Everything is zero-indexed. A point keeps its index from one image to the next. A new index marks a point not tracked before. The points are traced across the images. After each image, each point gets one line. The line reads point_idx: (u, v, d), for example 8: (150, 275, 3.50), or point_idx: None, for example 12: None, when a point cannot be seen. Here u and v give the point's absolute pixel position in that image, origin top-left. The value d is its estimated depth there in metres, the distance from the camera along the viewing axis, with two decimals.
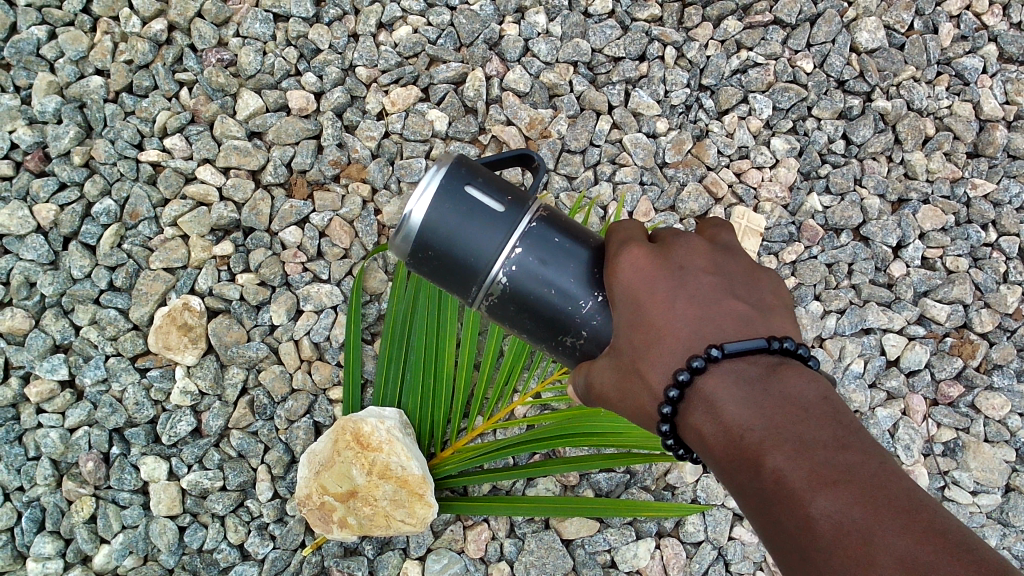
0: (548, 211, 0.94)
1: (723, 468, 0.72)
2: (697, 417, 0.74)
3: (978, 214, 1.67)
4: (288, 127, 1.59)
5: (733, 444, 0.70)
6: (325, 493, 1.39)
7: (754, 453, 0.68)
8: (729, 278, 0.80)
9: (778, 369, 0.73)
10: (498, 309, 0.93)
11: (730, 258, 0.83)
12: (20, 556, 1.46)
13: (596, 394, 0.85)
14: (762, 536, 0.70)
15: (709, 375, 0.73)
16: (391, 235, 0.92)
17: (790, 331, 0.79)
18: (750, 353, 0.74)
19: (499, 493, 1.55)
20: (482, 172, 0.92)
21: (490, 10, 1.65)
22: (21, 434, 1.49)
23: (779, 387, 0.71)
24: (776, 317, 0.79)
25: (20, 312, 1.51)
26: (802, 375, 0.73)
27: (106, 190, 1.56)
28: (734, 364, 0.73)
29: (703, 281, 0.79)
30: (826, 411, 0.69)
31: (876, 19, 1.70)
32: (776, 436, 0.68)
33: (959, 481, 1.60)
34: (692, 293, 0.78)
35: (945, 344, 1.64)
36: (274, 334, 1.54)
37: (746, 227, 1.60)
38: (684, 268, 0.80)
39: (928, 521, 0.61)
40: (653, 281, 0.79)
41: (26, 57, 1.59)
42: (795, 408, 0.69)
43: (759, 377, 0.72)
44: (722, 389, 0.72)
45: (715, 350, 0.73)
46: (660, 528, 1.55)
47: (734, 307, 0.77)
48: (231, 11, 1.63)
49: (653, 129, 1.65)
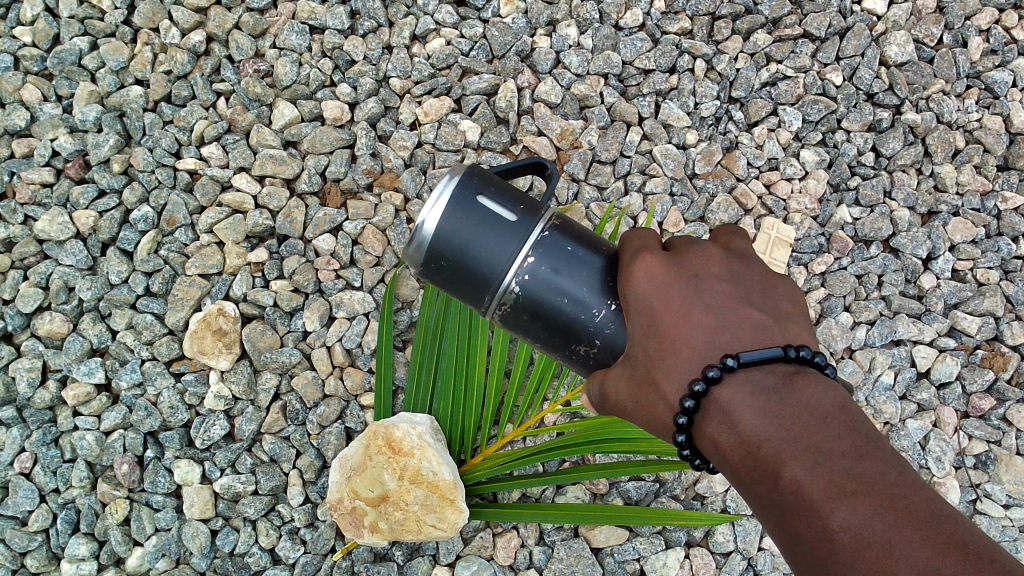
0: (562, 221, 0.95)
1: (741, 479, 0.71)
2: (713, 427, 0.73)
3: (1008, 227, 1.68)
4: (323, 137, 1.61)
5: (749, 454, 0.70)
6: (357, 497, 1.40)
7: (771, 464, 0.68)
8: (744, 286, 0.81)
9: (796, 377, 0.72)
10: (511, 318, 0.94)
11: (744, 266, 0.83)
12: (55, 557, 1.48)
13: (611, 404, 0.85)
14: (782, 548, 0.69)
15: (724, 385, 0.73)
16: (404, 245, 0.93)
17: (807, 340, 0.78)
18: (766, 361, 0.73)
19: (529, 500, 1.55)
20: (494, 182, 0.93)
21: (522, 23, 1.68)
22: (58, 436, 1.51)
23: (796, 395, 0.70)
24: (793, 326, 0.79)
25: (58, 317, 1.53)
26: (820, 383, 0.72)
27: (144, 197, 1.58)
28: (752, 373, 0.72)
29: (718, 289, 0.79)
30: (845, 419, 0.68)
31: (905, 33, 1.71)
32: (794, 447, 0.67)
33: (992, 495, 1.58)
34: (707, 302, 0.78)
35: (976, 356, 1.63)
36: (307, 340, 1.56)
37: (775, 238, 1.61)
38: (698, 277, 0.80)
39: (951, 532, 0.60)
40: (668, 290, 0.80)
41: (68, 67, 1.63)
42: (813, 416, 0.69)
43: (776, 385, 0.71)
44: (738, 398, 0.72)
45: (730, 359, 0.72)
46: (689, 537, 1.55)
47: (749, 315, 0.77)
48: (269, 24, 1.67)
49: (683, 141, 1.67)
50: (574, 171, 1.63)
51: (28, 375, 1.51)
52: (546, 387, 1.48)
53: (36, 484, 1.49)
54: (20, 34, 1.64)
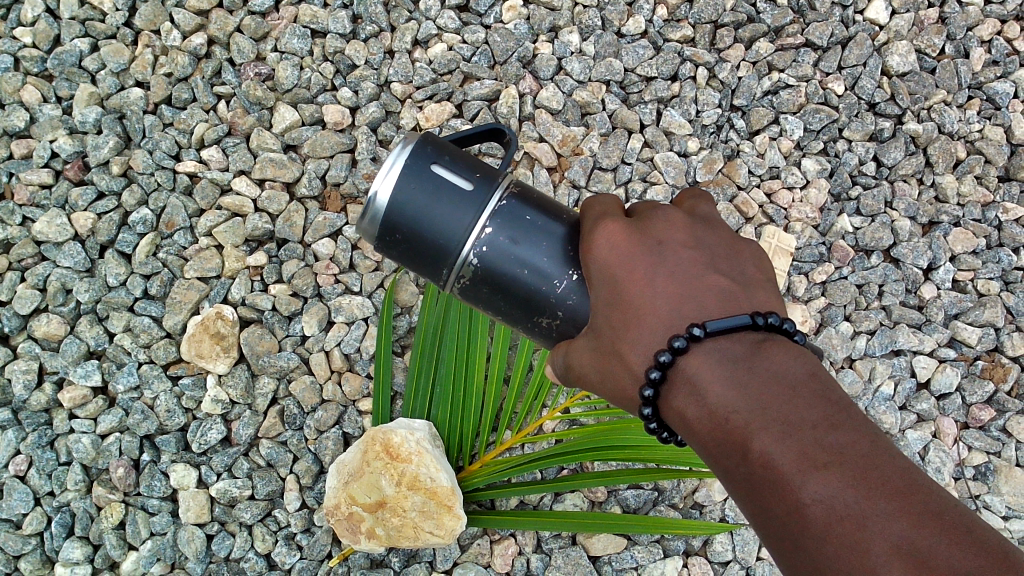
0: (520, 189, 0.94)
1: (710, 453, 0.71)
2: (681, 400, 0.73)
3: (1009, 238, 1.67)
4: (323, 141, 1.61)
5: (719, 427, 0.69)
6: (354, 503, 1.39)
7: (740, 436, 0.68)
8: (710, 252, 0.79)
9: (764, 345, 0.72)
10: (470, 291, 0.93)
11: (709, 230, 0.82)
12: (49, 561, 1.47)
13: (575, 374, 0.84)
14: (751, 521, 0.69)
15: (691, 355, 0.72)
16: (358, 218, 0.92)
17: (774, 305, 0.78)
18: (734, 330, 0.72)
19: (527, 507, 1.55)
20: (448, 150, 0.92)
21: (524, 29, 1.68)
22: (53, 439, 1.50)
23: (764, 364, 0.70)
24: (759, 291, 0.79)
25: (55, 318, 1.53)
26: (788, 352, 0.72)
27: (143, 200, 1.58)
28: (719, 343, 0.72)
29: (682, 256, 0.78)
30: (814, 389, 0.68)
31: (907, 43, 1.71)
32: (762, 418, 0.67)
33: (991, 506, 1.57)
34: (672, 269, 0.77)
35: (976, 367, 1.63)
36: (306, 344, 1.55)
37: (776, 247, 1.61)
38: (662, 244, 0.79)
39: (923, 501, 0.61)
40: (631, 256, 0.79)
41: (69, 69, 1.63)
42: (782, 386, 0.69)
43: (744, 355, 0.71)
44: (705, 370, 0.71)
45: (697, 329, 0.72)
46: (687, 546, 1.54)
47: (715, 282, 0.76)
48: (270, 27, 1.66)
49: (684, 149, 1.66)
50: (576, 178, 1.62)
51: (24, 377, 1.51)
52: (545, 394, 1.48)
53: (31, 487, 1.48)
54: (21, 35, 1.64)
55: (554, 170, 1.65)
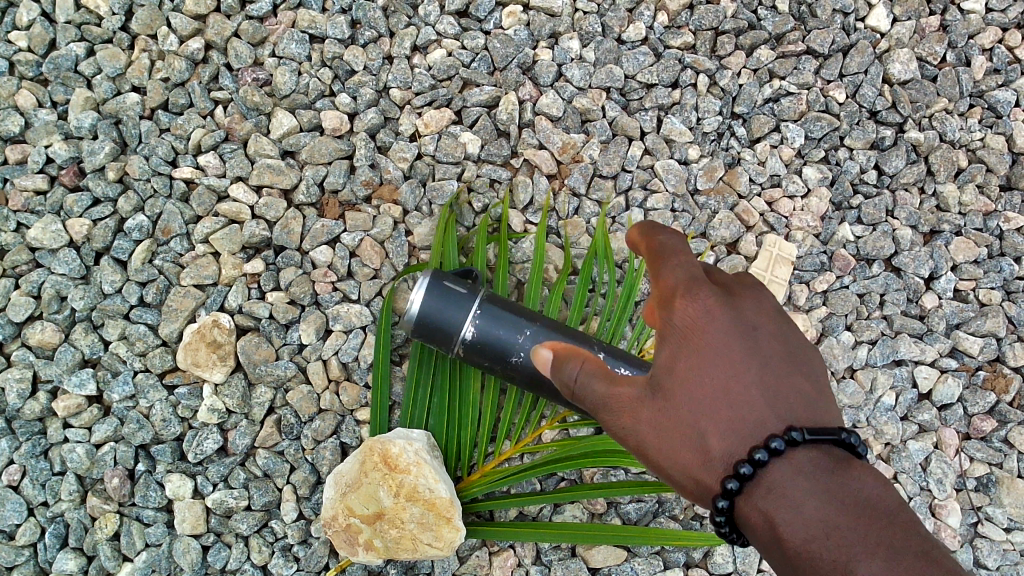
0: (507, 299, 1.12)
1: (796, 563, 0.76)
2: (765, 504, 0.80)
3: (1010, 247, 1.66)
4: (322, 147, 1.59)
5: (810, 538, 0.76)
6: (352, 515, 1.38)
7: (839, 559, 0.73)
8: (789, 349, 0.89)
9: (850, 463, 0.80)
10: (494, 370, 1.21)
11: (788, 331, 0.91)
12: (42, 572, 1.46)
13: (637, 448, 0.89)
14: None
15: (788, 457, 0.80)
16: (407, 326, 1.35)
17: (840, 415, 0.87)
18: (824, 441, 0.80)
19: (526, 519, 1.53)
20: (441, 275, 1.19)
21: (524, 35, 1.66)
22: (47, 448, 1.49)
23: (850, 481, 0.78)
24: (830, 399, 0.88)
25: (50, 327, 1.50)
26: (869, 472, 0.79)
27: (139, 206, 1.56)
28: (810, 451, 0.80)
29: (771, 348, 0.88)
30: (898, 513, 0.76)
31: (909, 51, 1.71)
32: (861, 539, 0.74)
33: (993, 518, 1.57)
34: (762, 364, 0.86)
35: (977, 377, 1.62)
36: (303, 353, 1.53)
37: (777, 256, 1.61)
38: (752, 328, 0.89)
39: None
40: (728, 344, 0.87)
41: (64, 73, 1.60)
42: (870, 506, 0.76)
43: (832, 467, 0.79)
44: (799, 476, 0.79)
45: (795, 434, 0.80)
46: (688, 558, 1.53)
47: (796, 380, 0.86)
48: (268, 32, 1.64)
49: (685, 156, 1.65)
50: (576, 185, 1.62)
51: (18, 386, 1.48)
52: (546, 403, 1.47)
53: (24, 497, 1.47)
54: (15, 38, 1.61)
55: (554, 178, 1.64)
